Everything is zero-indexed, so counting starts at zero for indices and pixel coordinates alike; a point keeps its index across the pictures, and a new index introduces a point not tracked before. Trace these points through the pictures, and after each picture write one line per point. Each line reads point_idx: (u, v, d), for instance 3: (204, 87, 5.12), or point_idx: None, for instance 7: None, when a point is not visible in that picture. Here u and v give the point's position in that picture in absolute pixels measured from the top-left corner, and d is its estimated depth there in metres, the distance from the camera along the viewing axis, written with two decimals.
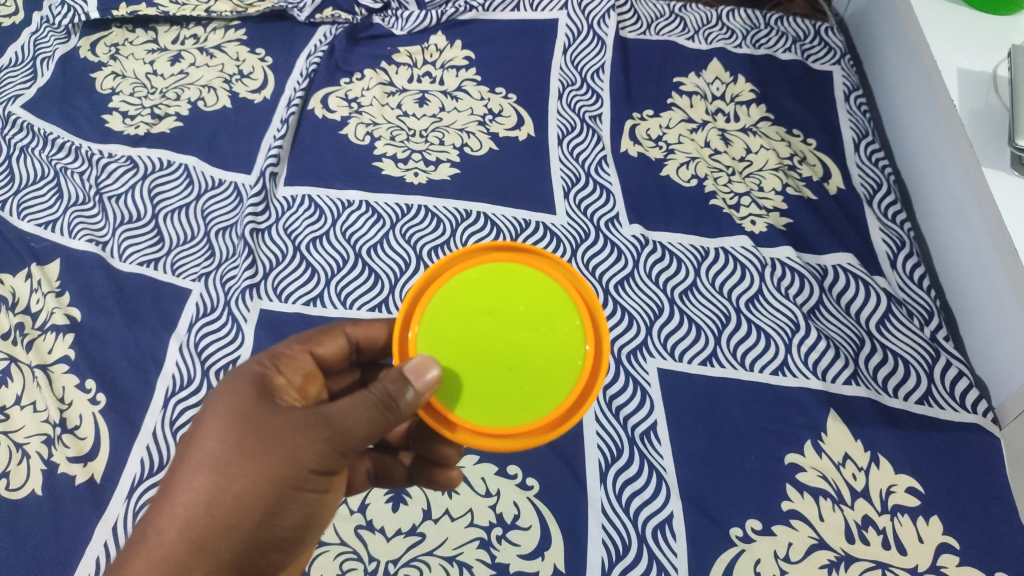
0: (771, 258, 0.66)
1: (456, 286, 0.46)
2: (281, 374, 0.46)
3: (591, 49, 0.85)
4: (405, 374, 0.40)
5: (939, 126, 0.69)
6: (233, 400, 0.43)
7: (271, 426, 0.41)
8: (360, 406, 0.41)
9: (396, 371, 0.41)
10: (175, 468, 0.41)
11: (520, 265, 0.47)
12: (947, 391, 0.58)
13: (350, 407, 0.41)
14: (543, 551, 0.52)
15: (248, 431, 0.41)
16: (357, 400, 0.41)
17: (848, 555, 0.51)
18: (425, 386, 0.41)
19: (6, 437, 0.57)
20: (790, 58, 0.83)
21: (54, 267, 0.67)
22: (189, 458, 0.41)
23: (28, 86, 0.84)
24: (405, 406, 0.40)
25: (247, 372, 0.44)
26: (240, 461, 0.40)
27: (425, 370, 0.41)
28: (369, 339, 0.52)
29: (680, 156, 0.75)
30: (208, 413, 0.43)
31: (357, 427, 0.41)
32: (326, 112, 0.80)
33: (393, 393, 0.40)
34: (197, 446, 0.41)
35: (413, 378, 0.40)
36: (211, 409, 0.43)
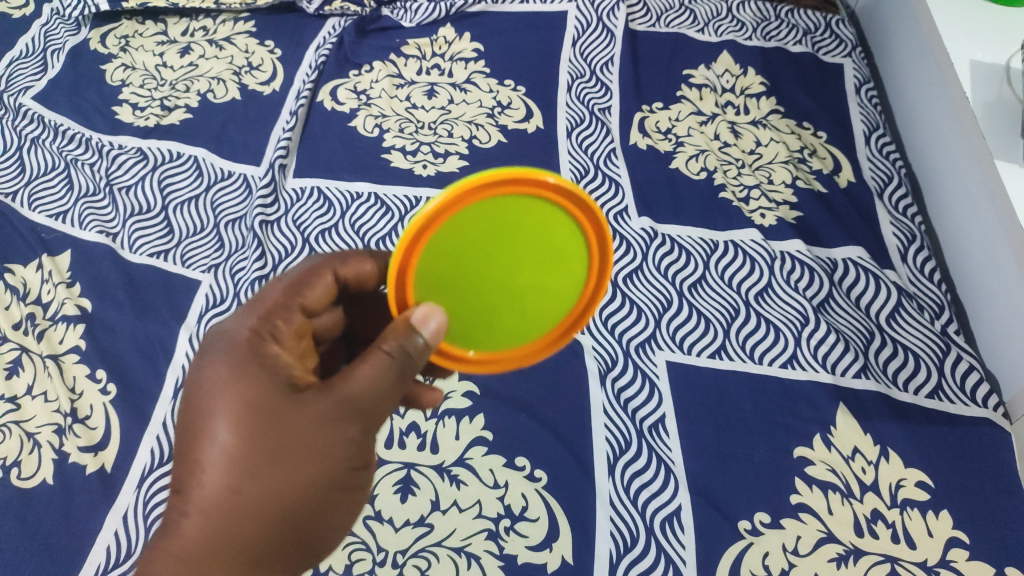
0: (780, 251, 0.66)
1: (452, 231, 0.39)
2: (275, 341, 0.43)
3: (600, 42, 0.85)
4: (411, 323, 0.40)
5: (951, 119, 0.69)
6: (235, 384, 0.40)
7: (294, 418, 0.40)
8: (381, 378, 0.41)
9: (404, 322, 0.40)
10: (196, 471, 0.39)
11: (523, 198, 0.39)
12: (957, 385, 0.58)
13: (374, 380, 0.41)
14: (551, 543, 0.52)
15: (280, 431, 0.40)
16: (383, 373, 0.41)
17: (857, 549, 0.51)
18: (432, 333, 0.41)
19: (17, 426, 0.57)
20: (801, 51, 0.82)
21: (65, 258, 0.67)
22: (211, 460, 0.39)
23: (38, 78, 0.85)
24: (419, 357, 0.41)
25: (248, 351, 0.42)
26: (274, 460, 0.39)
27: (429, 319, 0.40)
28: (357, 277, 0.50)
29: (690, 148, 0.75)
30: (205, 405, 0.41)
31: (385, 406, 0.42)
32: (334, 104, 0.80)
33: (407, 351, 0.40)
34: (215, 443, 0.39)
35: (420, 327, 0.40)
36: (217, 398, 0.40)
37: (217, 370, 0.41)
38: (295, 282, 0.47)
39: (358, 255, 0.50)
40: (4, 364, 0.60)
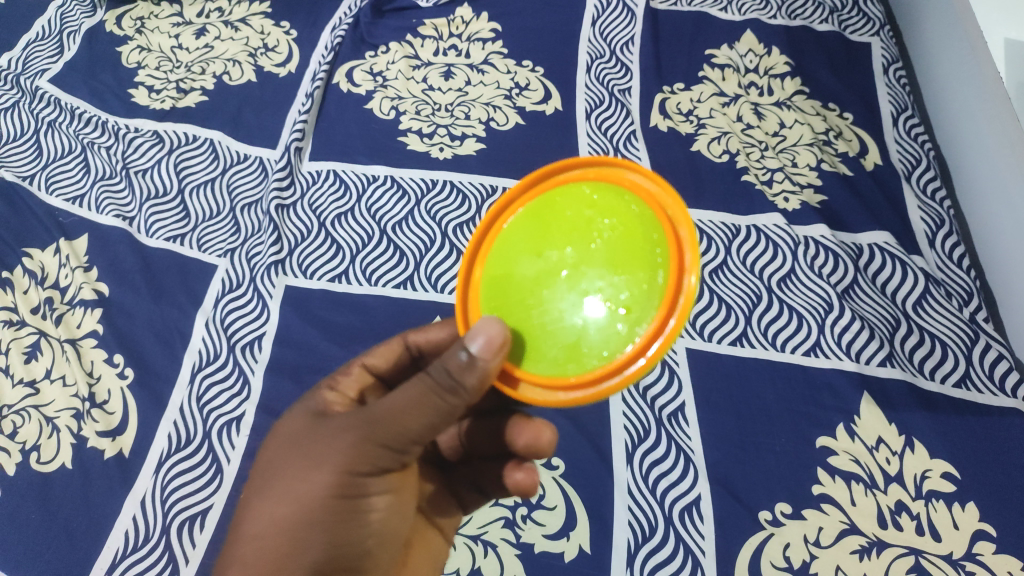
0: (805, 236, 0.65)
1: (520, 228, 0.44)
2: (337, 392, 0.49)
3: (621, 21, 0.83)
4: (468, 349, 0.38)
5: (982, 102, 0.67)
6: (303, 414, 0.47)
7: (324, 434, 0.44)
8: (410, 400, 0.40)
9: (456, 350, 0.39)
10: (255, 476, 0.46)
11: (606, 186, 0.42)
12: (986, 373, 0.56)
13: (405, 401, 0.40)
14: (568, 532, 0.52)
15: (305, 442, 0.44)
16: (414, 392, 0.40)
17: (880, 541, 0.50)
18: (485, 351, 0.38)
19: (36, 410, 0.57)
20: (827, 29, 0.80)
21: (81, 242, 0.67)
22: (265, 474, 0.45)
23: (54, 60, 0.84)
24: (462, 370, 0.39)
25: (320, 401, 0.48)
26: (308, 468, 0.43)
27: (492, 340, 0.38)
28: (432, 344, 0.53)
29: (712, 131, 0.73)
30: (275, 439, 0.47)
31: (408, 418, 0.40)
32: (350, 86, 0.80)
33: (447, 369, 0.39)
34: (266, 454, 0.46)
35: (469, 347, 0.38)
36: (286, 421, 0.47)
37: (295, 415, 0.47)
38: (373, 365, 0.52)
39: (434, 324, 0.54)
40: (23, 348, 0.61)
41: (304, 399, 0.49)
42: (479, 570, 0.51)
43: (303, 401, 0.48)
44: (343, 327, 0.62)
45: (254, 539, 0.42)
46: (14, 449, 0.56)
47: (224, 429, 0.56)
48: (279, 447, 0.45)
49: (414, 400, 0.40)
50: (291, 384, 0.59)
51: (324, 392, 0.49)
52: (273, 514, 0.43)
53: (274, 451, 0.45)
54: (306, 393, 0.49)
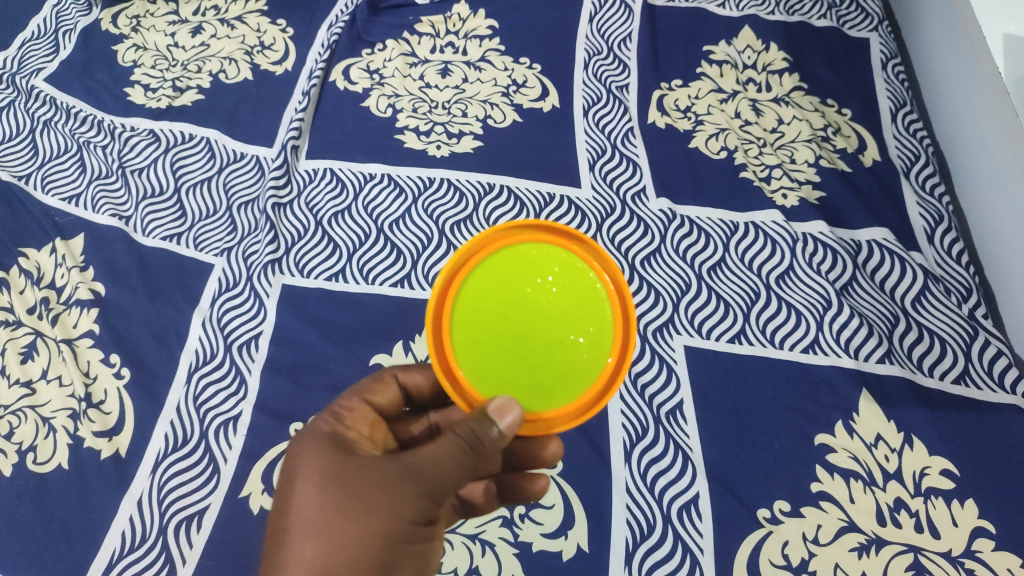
0: (803, 233, 0.64)
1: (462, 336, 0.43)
2: (350, 429, 0.48)
3: (618, 17, 0.83)
4: (488, 415, 0.40)
5: (980, 98, 0.67)
6: (328, 447, 0.45)
7: (366, 476, 0.43)
8: (449, 453, 0.43)
9: (481, 413, 0.40)
10: (284, 515, 0.43)
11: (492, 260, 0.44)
12: (984, 370, 0.56)
13: (443, 451, 0.43)
14: (565, 531, 0.51)
15: (341, 483, 0.43)
16: (447, 444, 0.43)
17: (879, 538, 0.50)
18: (508, 427, 0.40)
19: (33, 410, 0.57)
20: (825, 25, 0.80)
21: (77, 241, 0.67)
22: (298, 515, 0.43)
23: (50, 59, 0.84)
24: (489, 442, 0.41)
25: (336, 434, 0.46)
26: (356, 510, 0.42)
27: (507, 411, 0.40)
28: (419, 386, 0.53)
29: (710, 127, 0.73)
30: (296, 475, 0.44)
31: (449, 471, 0.43)
32: (347, 83, 0.79)
33: (480, 434, 0.41)
34: (291, 491, 0.44)
35: (497, 418, 0.40)
36: (305, 455, 0.45)
37: (317, 449, 0.45)
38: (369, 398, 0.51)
39: (415, 365, 0.53)
40: (19, 348, 0.60)
41: (320, 432, 0.47)
42: (477, 569, 0.51)
43: (320, 434, 0.46)
44: (339, 325, 0.61)
45: None
46: (11, 450, 0.55)
47: (221, 429, 0.56)
48: (312, 485, 0.43)
49: (453, 453, 0.42)
50: (289, 383, 0.58)
51: (339, 428, 0.47)
52: (325, 557, 0.41)
53: (309, 490, 0.43)
54: (320, 425, 0.47)
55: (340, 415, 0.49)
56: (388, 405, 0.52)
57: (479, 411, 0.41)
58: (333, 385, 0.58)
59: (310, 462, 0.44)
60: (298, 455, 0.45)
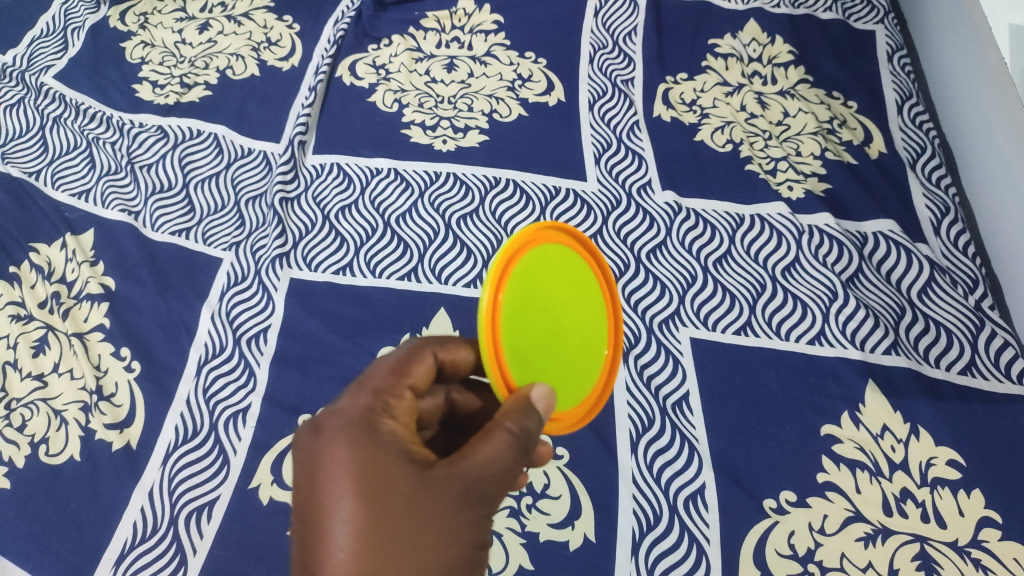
0: (809, 225, 0.65)
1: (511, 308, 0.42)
2: (385, 408, 0.42)
3: (623, 11, 0.83)
4: (531, 402, 0.41)
5: (987, 91, 0.66)
6: (384, 465, 0.39)
7: (431, 499, 0.39)
8: (500, 454, 0.40)
9: (523, 399, 0.41)
10: (326, 533, 0.38)
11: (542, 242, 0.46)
12: (991, 361, 0.56)
13: (495, 454, 0.40)
14: (573, 521, 0.52)
15: (400, 506, 0.38)
16: (501, 447, 0.40)
17: (885, 528, 0.50)
18: (546, 411, 0.41)
19: (45, 403, 0.58)
20: (831, 18, 0.80)
21: (88, 236, 0.68)
22: (347, 536, 0.37)
23: (59, 57, 0.85)
24: (536, 435, 0.41)
25: (376, 434, 0.40)
26: (405, 520, 0.38)
27: (545, 398, 0.41)
28: (453, 362, 0.47)
29: (715, 120, 0.73)
30: (339, 491, 0.38)
31: (502, 479, 0.40)
32: (353, 79, 0.80)
33: (531, 430, 0.40)
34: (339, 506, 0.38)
35: (538, 405, 0.41)
36: (349, 466, 0.39)
37: (348, 442, 0.40)
38: (398, 365, 0.44)
39: (456, 341, 0.48)
40: (31, 341, 0.61)
41: (348, 415, 0.41)
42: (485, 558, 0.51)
43: (348, 418, 0.41)
44: (347, 318, 0.62)
45: None
46: (23, 441, 0.56)
47: (230, 421, 0.57)
48: (364, 506, 0.38)
49: (508, 456, 0.40)
50: (296, 375, 0.59)
51: (378, 423, 0.41)
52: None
53: (345, 486, 0.38)
54: (348, 408, 0.41)
55: (372, 390, 0.42)
56: (425, 381, 0.45)
57: (521, 398, 0.41)
58: (340, 376, 0.59)
59: (340, 455, 0.39)
60: (324, 444, 0.40)
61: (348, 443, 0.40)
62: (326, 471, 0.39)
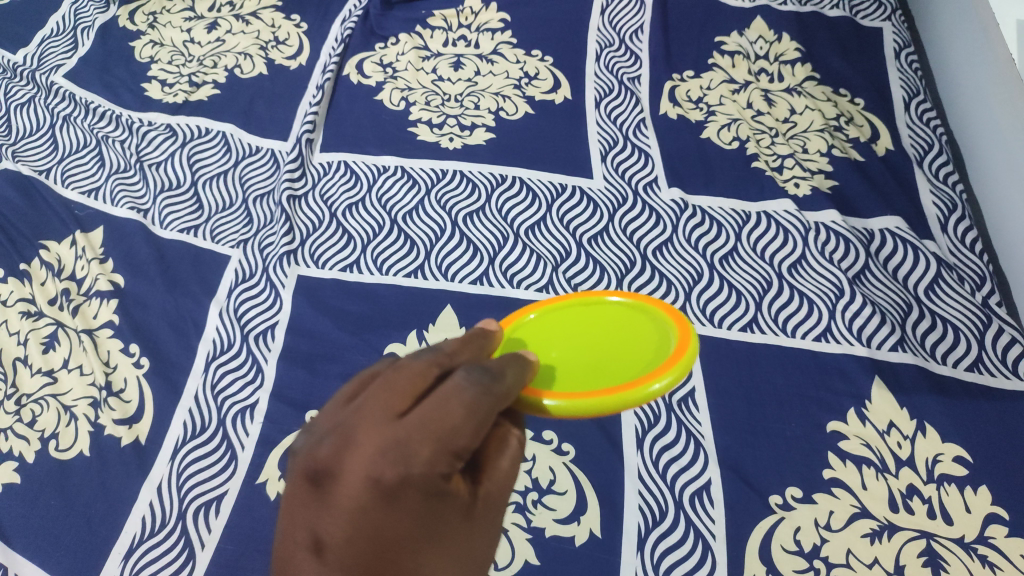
0: (815, 222, 0.64)
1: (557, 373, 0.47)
2: (445, 457, 0.31)
3: (629, 9, 0.83)
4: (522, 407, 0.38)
5: (995, 86, 0.66)
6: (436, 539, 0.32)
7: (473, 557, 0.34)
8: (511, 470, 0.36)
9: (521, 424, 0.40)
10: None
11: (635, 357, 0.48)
12: (998, 357, 0.56)
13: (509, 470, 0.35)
14: (578, 517, 0.52)
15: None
16: (514, 453, 0.36)
17: (891, 524, 0.50)
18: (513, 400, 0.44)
19: (55, 399, 0.58)
20: (838, 15, 0.79)
21: (97, 233, 0.68)
22: None
23: (69, 56, 0.85)
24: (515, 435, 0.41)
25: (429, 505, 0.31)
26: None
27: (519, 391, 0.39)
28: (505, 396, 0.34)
29: (721, 118, 0.73)
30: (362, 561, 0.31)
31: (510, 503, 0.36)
32: (360, 77, 0.80)
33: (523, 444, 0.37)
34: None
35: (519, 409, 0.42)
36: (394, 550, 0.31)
37: (404, 514, 0.30)
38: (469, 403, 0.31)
39: (511, 369, 0.35)
40: (41, 338, 0.61)
41: (412, 481, 0.30)
42: None
43: (412, 482, 0.30)
44: (354, 315, 0.62)
45: None
46: (34, 437, 0.56)
47: (238, 417, 0.57)
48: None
49: (516, 468, 0.36)
50: (303, 371, 0.59)
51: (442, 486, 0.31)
52: None
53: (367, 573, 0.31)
54: (412, 463, 0.30)
55: (444, 441, 0.30)
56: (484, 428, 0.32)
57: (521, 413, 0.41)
58: (347, 373, 0.59)
59: (387, 523, 0.30)
60: (371, 508, 0.30)
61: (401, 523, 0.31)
62: (367, 538, 0.30)
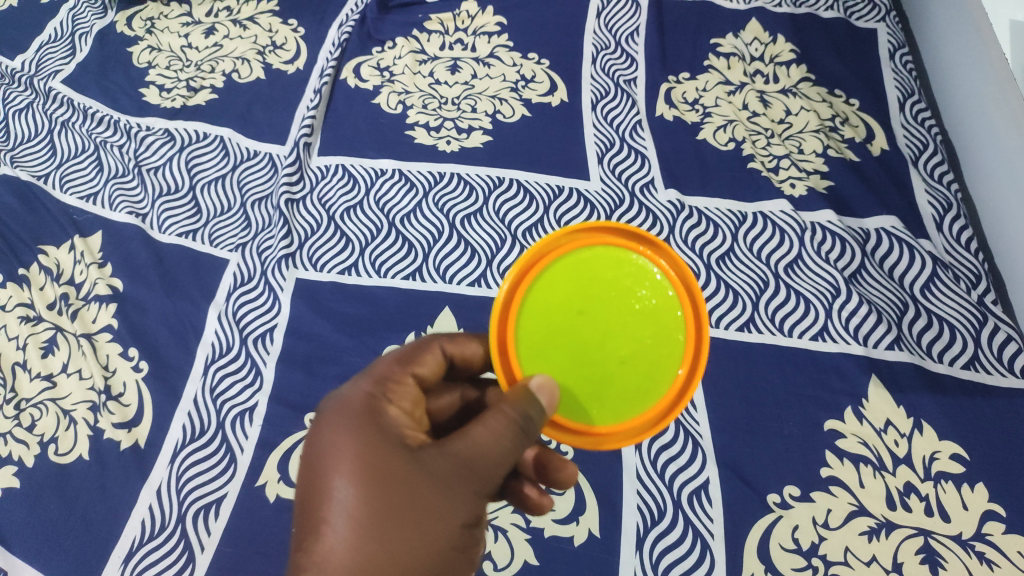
0: (811, 222, 0.65)
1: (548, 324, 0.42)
2: (392, 403, 0.43)
3: (625, 11, 0.83)
4: (536, 392, 0.39)
5: (990, 87, 0.67)
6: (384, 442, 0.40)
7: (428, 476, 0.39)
8: (498, 437, 0.40)
9: (524, 391, 0.39)
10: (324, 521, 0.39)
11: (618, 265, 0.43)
12: (994, 355, 0.56)
13: (493, 438, 0.40)
14: (577, 517, 0.52)
15: (395, 488, 0.38)
16: (496, 426, 0.40)
17: (889, 522, 0.50)
18: (550, 404, 0.39)
19: (54, 403, 0.58)
20: (833, 16, 0.80)
21: (96, 239, 0.68)
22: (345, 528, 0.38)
23: (67, 62, 0.86)
24: (534, 423, 0.39)
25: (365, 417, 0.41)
26: (409, 504, 0.38)
27: (552, 394, 0.39)
28: (464, 358, 0.50)
29: (717, 119, 0.74)
30: (328, 466, 0.40)
31: (498, 458, 0.40)
32: (358, 81, 0.80)
33: (526, 417, 0.39)
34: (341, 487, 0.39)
35: (542, 399, 0.39)
36: (350, 456, 0.40)
37: (351, 426, 0.41)
38: (406, 356, 0.47)
39: (466, 335, 0.50)
40: (39, 343, 0.61)
41: (352, 400, 0.43)
42: (490, 554, 0.51)
43: (352, 402, 0.42)
44: (352, 317, 0.62)
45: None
46: (33, 441, 0.57)
47: (237, 420, 0.57)
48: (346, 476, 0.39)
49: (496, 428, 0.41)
50: (302, 374, 0.59)
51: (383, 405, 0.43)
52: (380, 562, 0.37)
53: (342, 470, 0.39)
54: (351, 393, 0.43)
55: (378, 377, 0.44)
56: (434, 372, 0.48)
57: (521, 386, 0.40)
58: (347, 376, 0.59)
59: (343, 434, 0.41)
60: (334, 425, 0.41)
61: (351, 431, 0.41)
62: (332, 448, 0.40)
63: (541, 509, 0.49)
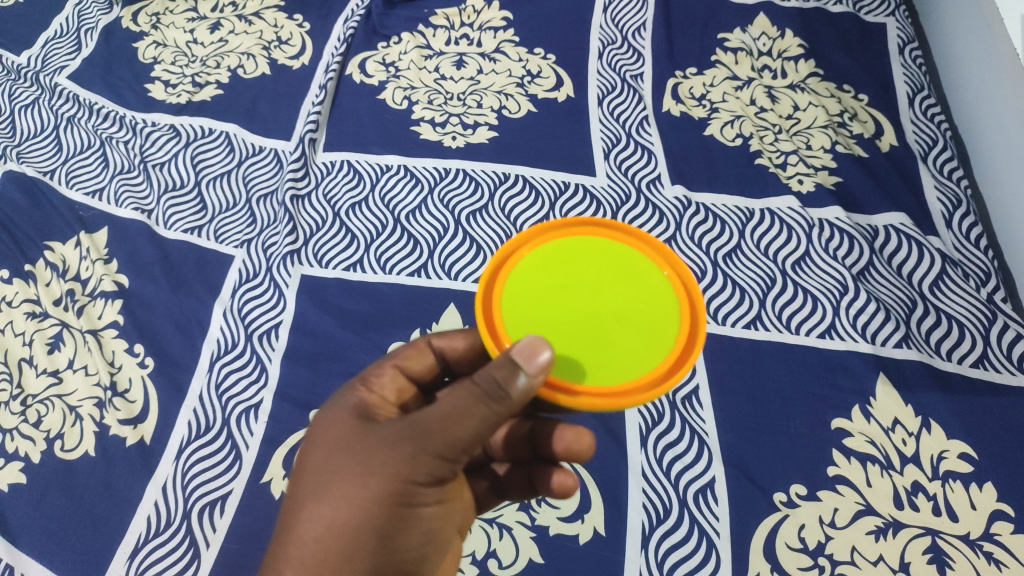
0: (819, 218, 0.64)
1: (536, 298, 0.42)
2: (375, 397, 0.46)
3: (632, 6, 0.83)
4: (514, 360, 0.36)
5: (1001, 83, 0.66)
6: (346, 418, 0.43)
7: (383, 439, 0.40)
8: (463, 407, 0.37)
9: (505, 357, 0.37)
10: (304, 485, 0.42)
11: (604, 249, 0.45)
12: (1003, 354, 0.56)
13: (459, 412, 0.37)
14: (582, 514, 0.52)
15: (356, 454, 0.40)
16: (461, 397, 0.38)
17: (896, 521, 0.50)
18: (538, 370, 0.36)
19: (60, 399, 0.58)
20: (841, 10, 0.79)
21: (102, 234, 0.68)
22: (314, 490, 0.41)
23: (72, 57, 0.85)
24: (505, 389, 0.37)
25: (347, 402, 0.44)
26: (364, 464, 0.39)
27: (536, 353, 0.36)
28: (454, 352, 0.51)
29: (725, 114, 0.73)
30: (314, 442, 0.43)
31: (463, 430, 0.38)
32: (363, 76, 0.80)
33: (499, 380, 0.37)
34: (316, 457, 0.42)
35: (524, 362, 0.36)
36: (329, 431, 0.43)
37: (338, 408, 0.44)
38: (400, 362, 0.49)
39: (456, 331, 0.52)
40: (46, 339, 0.61)
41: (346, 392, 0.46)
42: (496, 552, 0.51)
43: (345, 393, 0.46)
44: (357, 314, 0.62)
45: (317, 543, 0.39)
46: (39, 437, 0.57)
47: (242, 416, 0.57)
48: (322, 447, 0.42)
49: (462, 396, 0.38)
50: (308, 371, 0.59)
51: (362, 392, 0.45)
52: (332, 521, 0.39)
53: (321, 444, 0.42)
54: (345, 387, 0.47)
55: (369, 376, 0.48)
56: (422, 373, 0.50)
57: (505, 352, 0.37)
58: (352, 372, 0.59)
59: (331, 415, 0.44)
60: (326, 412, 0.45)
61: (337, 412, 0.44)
62: (320, 427, 0.44)
63: (569, 490, 0.49)
